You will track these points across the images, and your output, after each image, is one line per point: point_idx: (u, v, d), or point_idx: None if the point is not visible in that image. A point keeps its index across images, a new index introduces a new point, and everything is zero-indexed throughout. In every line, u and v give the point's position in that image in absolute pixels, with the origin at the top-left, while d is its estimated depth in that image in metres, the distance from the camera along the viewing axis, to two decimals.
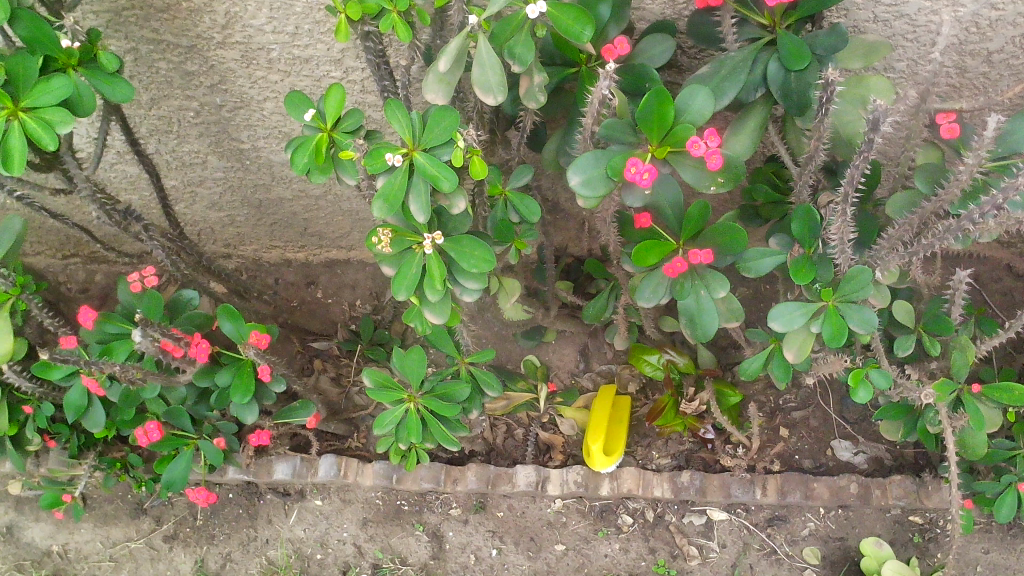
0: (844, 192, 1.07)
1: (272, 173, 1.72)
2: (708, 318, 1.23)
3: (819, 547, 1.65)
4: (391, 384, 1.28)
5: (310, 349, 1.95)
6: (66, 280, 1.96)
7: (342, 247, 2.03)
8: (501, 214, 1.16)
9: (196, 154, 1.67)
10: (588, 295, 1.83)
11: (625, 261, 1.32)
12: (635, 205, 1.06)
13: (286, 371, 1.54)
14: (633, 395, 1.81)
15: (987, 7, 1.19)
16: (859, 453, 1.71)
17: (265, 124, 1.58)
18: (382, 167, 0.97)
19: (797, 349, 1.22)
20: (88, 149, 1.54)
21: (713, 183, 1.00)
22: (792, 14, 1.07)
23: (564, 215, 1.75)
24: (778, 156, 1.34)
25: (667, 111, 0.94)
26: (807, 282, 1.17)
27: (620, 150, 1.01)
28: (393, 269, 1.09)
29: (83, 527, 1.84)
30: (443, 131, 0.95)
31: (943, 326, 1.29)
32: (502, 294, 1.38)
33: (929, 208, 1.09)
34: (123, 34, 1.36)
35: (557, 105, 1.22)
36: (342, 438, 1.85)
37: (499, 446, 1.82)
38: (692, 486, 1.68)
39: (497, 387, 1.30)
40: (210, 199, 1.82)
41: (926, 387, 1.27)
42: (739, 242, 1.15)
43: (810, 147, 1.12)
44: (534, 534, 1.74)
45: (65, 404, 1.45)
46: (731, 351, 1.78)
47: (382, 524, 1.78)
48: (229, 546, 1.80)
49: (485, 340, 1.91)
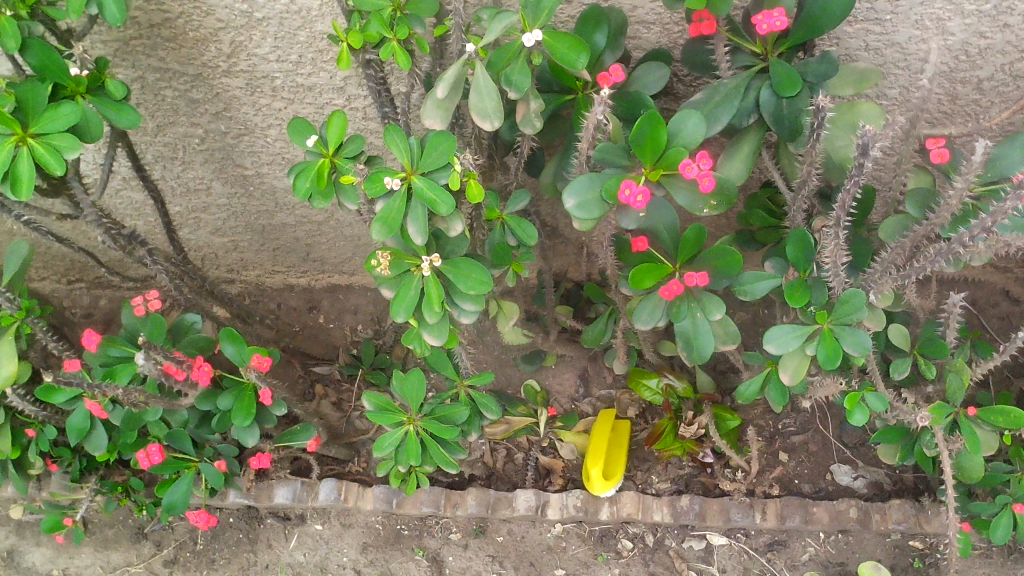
0: (837, 216, 1.08)
1: (275, 199, 1.75)
2: (704, 340, 1.25)
3: (819, 572, 1.65)
4: (391, 407, 1.30)
5: (312, 374, 1.97)
6: (71, 305, 1.98)
7: (344, 273, 2.05)
8: (500, 238, 1.18)
9: (200, 180, 1.69)
10: (588, 320, 1.84)
11: (622, 284, 1.33)
12: (630, 228, 1.08)
13: (287, 395, 1.56)
14: (633, 420, 1.82)
15: (975, 36, 1.21)
16: (858, 477, 1.71)
17: (268, 151, 1.60)
18: (381, 191, 0.98)
19: (793, 372, 1.23)
20: (94, 175, 1.56)
21: (706, 206, 1.02)
22: (784, 43, 1.09)
23: (563, 240, 1.77)
24: (773, 182, 1.36)
25: (659, 135, 0.95)
26: (801, 305, 1.18)
27: (614, 174, 1.03)
28: (392, 292, 1.11)
29: (84, 552, 1.84)
30: (440, 156, 0.97)
31: (939, 349, 1.30)
32: (501, 317, 1.39)
33: (920, 232, 1.11)
34: (130, 63, 1.39)
35: (555, 132, 1.24)
36: (343, 462, 1.86)
37: (499, 471, 1.83)
38: (691, 510, 1.68)
39: (495, 410, 1.31)
40: (213, 224, 1.85)
41: (921, 410, 1.27)
42: (735, 264, 1.17)
43: (803, 173, 1.14)
44: (534, 559, 1.74)
45: (68, 427, 1.46)
46: (729, 376, 1.79)
47: (382, 549, 1.78)
48: (229, 570, 1.80)
49: (485, 364, 1.92)
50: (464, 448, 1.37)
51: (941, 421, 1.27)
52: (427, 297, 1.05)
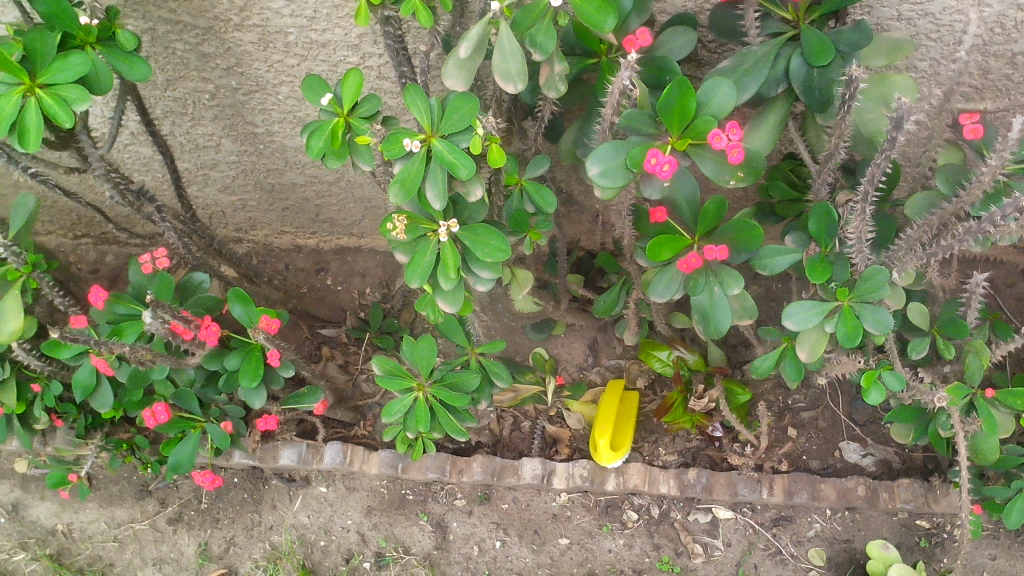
0: (864, 191, 1.05)
1: (286, 158, 1.72)
2: (721, 314, 1.22)
3: (824, 549, 1.64)
4: (401, 372, 1.28)
5: (319, 336, 1.95)
6: (77, 260, 1.96)
7: (353, 234, 2.03)
8: (517, 205, 1.15)
9: (209, 137, 1.66)
10: (599, 289, 1.82)
11: (638, 255, 1.31)
12: (653, 197, 1.05)
13: (295, 357, 1.54)
14: (642, 390, 1.80)
15: (1013, 8, 1.17)
16: (867, 455, 1.71)
17: (280, 109, 1.57)
18: (400, 152, 0.96)
19: (810, 349, 1.21)
20: (102, 129, 1.54)
21: (733, 178, 0.99)
22: (816, 10, 1.05)
23: (578, 208, 1.74)
24: (797, 153, 1.33)
25: (689, 103, 0.92)
26: (823, 281, 1.15)
27: (639, 141, 1.00)
28: (406, 256, 1.09)
29: (88, 507, 1.84)
30: (462, 118, 0.95)
31: (959, 329, 1.28)
32: (514, 285, 1.37)
33: (949, 209, 1.08)
34: (141, 14, 1.36)
35: (576, 96, 1.21)
36: (349, 425, 1.85)
37: (505, 439, 1.83)
38: (699, 484, 1.67)
39: (506, 378, 1.29)
40: (222, 182, 1.82)
41: (939, 391, 1.26)
42: (756, 237, 1.14)
43: (831, 146, 1.11)
44: (538, 527, 1.74)
45: (73, 382, 1.45)
46: (741, 350, 1.77)
47: (387, 513, 1.78)
48: (233, 530, 1.80)
49: (495, 331, 1.90)
50: (472, 417, 1.36)
51: (957, 402, 1.25)
52: (442, 263, 1.03)
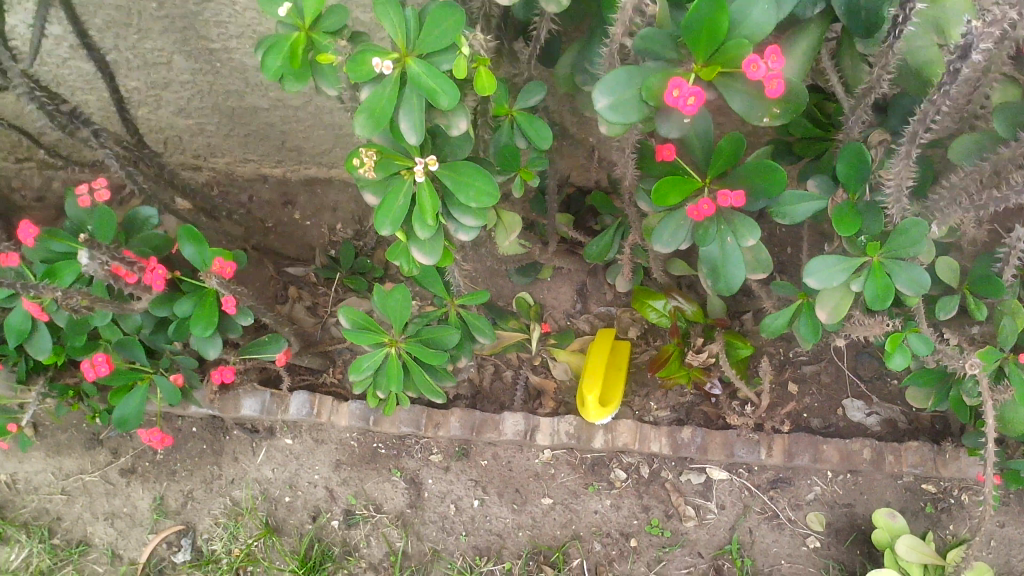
0: (913, 132, 0.91)
1: (246, 78, 1.54)
2: (734, 268, 1.09)
3: (823, 513, 1.55)
4: (372, 326, 1.13)
5: (285, 276, 1.80)
6: (18, 188, 1.79)
7: (324, 165, 1.86)
8: (507, 140, 1.00)
9: (159, 53, 1.48)
10: (590, 230, 1.68)
11: (641, 200, 1.17)
12: (670, 135, 0.90)
13: (256, 302, 1.39)
14: (633, 340, 1.68)
15: None
16: (871, 414, 1.60)
17: (237, 22, 1.39)
18: (368, 74, 0.80)
19: (831, 309, 1.08)
20: (33, 41, 1.35)
21: (767, 115, 0.85)
22: None
23: (570, 141, 1.58)
24: (822, 85, 1.18)
25: (720, 23, 0.77)
26: (850, 233, 1.01)
27: (656, 68, 0.84)
28: (376, 198, 0.93)
29: (35, 457, 1.71)
30: (443, 34, 0.79)
31: (993, 286, 1.14)
32: (501, 230, 1.22)
33: (1005, 156, 0.93)
34: None
35: (577, 13, 1.04)
36: (317, 373, 1.73)
37: (486, 390, 1.70)
38: (693, 443, 1.56)
39: (490, 335, 1.16)
40: (176, 104, 1.64)
41: (969, 356, 1.13)
42: (779, 182, 1.00)
43: (871, 78, 0.96)
44: (519, 486, 1.62)
45: (5, 327, 1.30)
46: (742, 299, 1.64)
47: (358, 468, 1.67)
48: (191, 483, 1.69)
49: (476, 273, 1.76)
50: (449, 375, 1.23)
51: (989, 369, 1.12)
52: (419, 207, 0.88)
